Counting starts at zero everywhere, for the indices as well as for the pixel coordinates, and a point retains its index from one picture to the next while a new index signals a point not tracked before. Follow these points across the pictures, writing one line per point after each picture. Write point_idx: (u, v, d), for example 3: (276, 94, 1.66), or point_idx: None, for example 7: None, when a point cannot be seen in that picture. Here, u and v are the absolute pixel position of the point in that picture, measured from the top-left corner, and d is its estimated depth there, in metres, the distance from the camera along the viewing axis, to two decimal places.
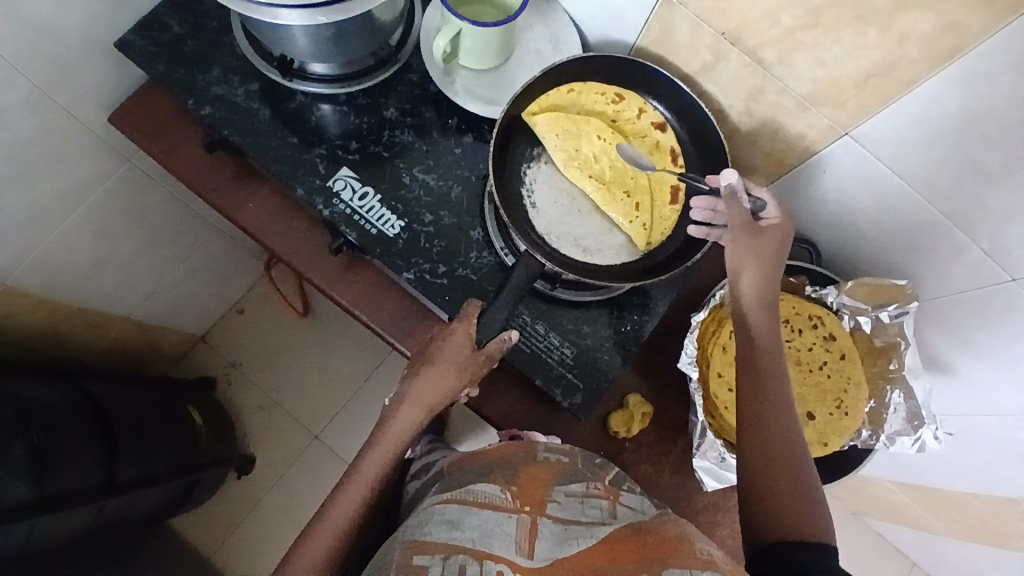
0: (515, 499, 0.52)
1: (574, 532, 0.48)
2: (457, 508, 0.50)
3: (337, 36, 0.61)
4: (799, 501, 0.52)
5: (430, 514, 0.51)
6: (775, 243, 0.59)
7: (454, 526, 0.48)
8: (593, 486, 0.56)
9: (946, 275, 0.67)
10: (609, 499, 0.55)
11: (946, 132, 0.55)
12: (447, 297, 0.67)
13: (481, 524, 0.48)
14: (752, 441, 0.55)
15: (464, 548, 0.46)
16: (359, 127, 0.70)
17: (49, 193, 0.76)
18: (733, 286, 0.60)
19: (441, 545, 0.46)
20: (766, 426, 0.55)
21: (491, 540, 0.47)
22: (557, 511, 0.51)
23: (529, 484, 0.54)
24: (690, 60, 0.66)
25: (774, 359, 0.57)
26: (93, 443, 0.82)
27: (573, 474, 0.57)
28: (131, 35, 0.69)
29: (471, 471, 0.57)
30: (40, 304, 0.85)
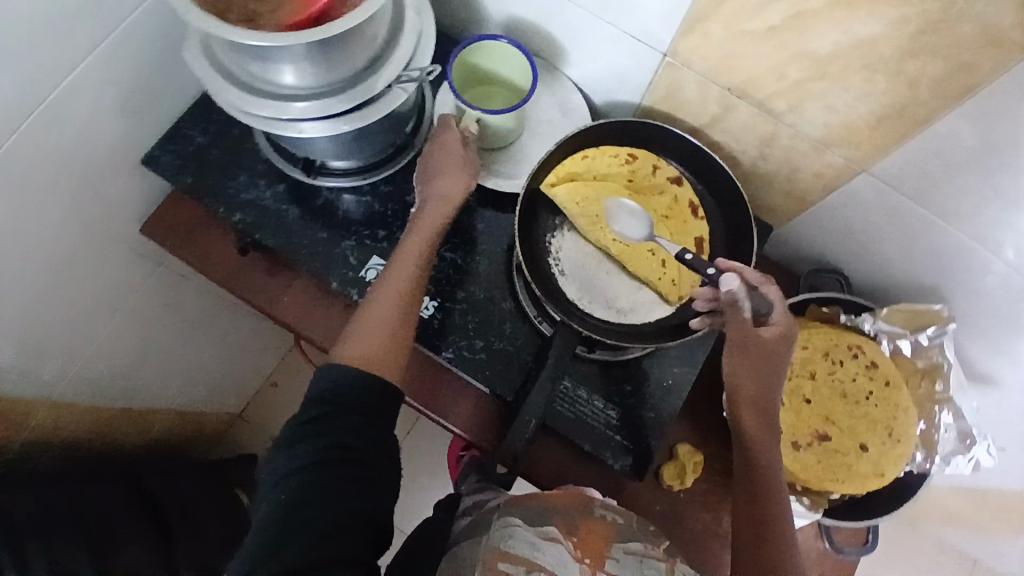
0: (576, 549, 0.51)
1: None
2: (534, 534, 0.51)
3: (358, 137, 0.64)
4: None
5: (511, 531, 0.51)
6: (772, 351, 0.62)
7: (536, 548, 0.50)
8: (650, 547, 0.53)
9: (980, 293, 0.67)
10: (668, 561, 0.53)
11: (967, 163, 0.55)
12: (488, 372, 0.68)
13: (556, 552, 0.50)
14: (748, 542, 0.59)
15: (543, 569, 0.48)
16: (384, 214, 0.72)
17: (89, 307, 0.78)
18: (729, 390, 0.63)
19: (523, 561, 0.49)
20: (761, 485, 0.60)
21: (565, 571, 0.48)
22: (613, 570, 0.49)
23: (589, 535, 0.52)
24: (699, 114, 0.67)
25: (773, 467, 0.61)
26: (151, 541, 0.83)
27: (630, 532, 0.54)
28: (158, 152, 0.72)
29: (533, 510, 0.55)
30: (90, 410, 0.86)
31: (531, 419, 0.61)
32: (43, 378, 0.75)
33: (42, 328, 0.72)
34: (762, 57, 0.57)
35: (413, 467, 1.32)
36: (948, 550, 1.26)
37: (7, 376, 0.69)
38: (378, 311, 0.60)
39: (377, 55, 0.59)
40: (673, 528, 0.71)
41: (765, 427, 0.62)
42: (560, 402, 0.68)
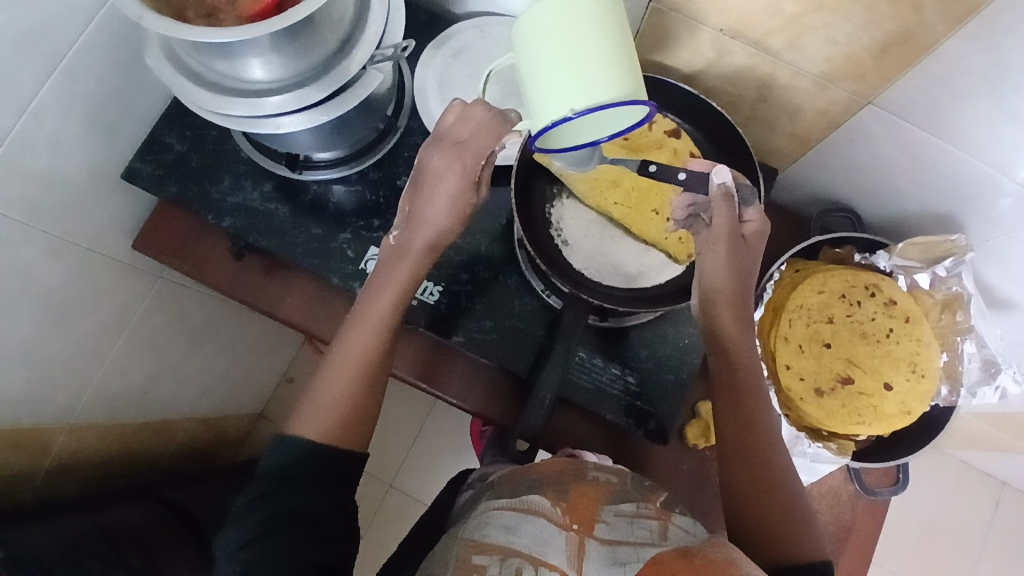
0: (564, 514, 0.50)
1: (622, 557, 0.46)
2: (512, 513, 0.49)
3: (339, 124, 0.62)
4: (795, 522, 0.54)
5: (487, 517, 0.50)
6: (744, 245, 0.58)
7: (512, 531, 0.48)
8: (644, 506, 0.52)
9: (995, 218, 0.64)
10: (661, 518, 0.51)
11: (978, 86, 0.52)
12: (501, 351, 0.67)
13: (537, 532, 0.48)
14: (741, 467, 0.56)
15: (520, 552, 0.46)
16: (377, 203, 0.70)
17: (94, 329, 0.77)
18: (704, 281, 0.59)
19: (499, 547, 0.47)
20: (758, 452, 0.56)
21: (545, 547, 0.47)
22: (605, 534, 0.49)
23: (579, 500, 0.51)
24: (692, 60, 0.64)
25: (753, 370, 0.59)
26: (189, 550, 0.85)
27: (623, 493, 0.53)
28: (137, 164, 0.69)
29: (524, 482, 0.53)
30: (108, 431, 0.87)
31: (546, 396, 0.60)
32: (57, 407, 0.75)
33: (50, 357, 0.72)
34: None
35: (437, 446, 1.34)
36: (974, 471, 1.27)
37: (20, 411, 0.69)
38: (329, 388, 0.57)
39: (347, 36, 0.56)
40: (702, 484, 0.71)
41: (744, 330, 0.59)
42: (578, 374, 0.67)
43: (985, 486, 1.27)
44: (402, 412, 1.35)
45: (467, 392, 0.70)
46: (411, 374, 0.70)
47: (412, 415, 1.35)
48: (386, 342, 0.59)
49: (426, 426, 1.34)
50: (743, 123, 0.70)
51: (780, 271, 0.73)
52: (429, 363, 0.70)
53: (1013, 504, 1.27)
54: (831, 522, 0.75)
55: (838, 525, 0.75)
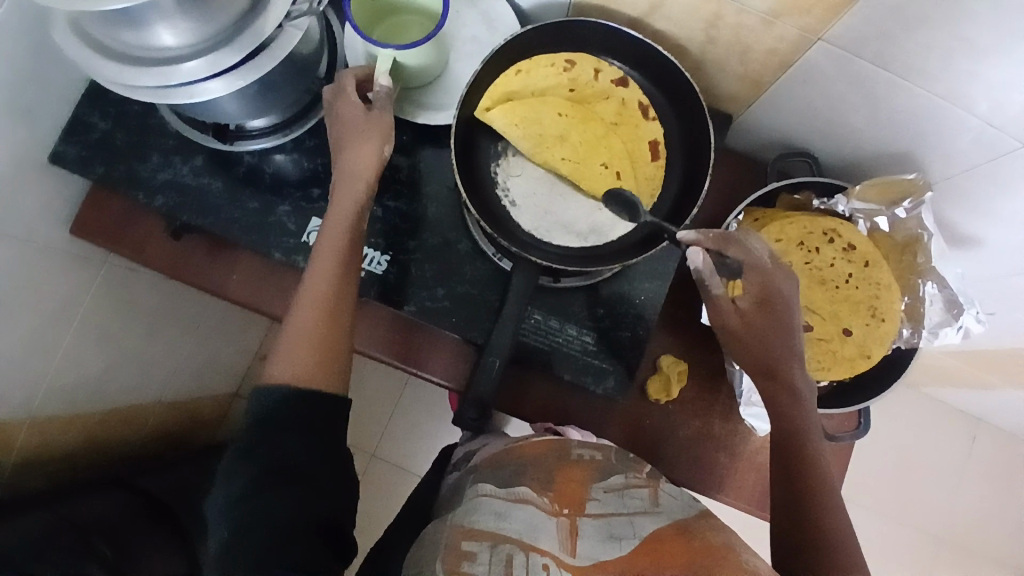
0: (552, 502, 0.52)
1: (617, 527, 0.49)
2: (502, 501, 0.52)
3: (264, 89, 0.58)
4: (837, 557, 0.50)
5: (476, 504, 0.52)
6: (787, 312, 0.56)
7: (502, 516, 0.50)
8: (632, 477, 0.57)
9: (955, 151, 0.62)
10: (651, 487, 0.56)
11: (930, 14, 0.49)
12: (454, 319, 0.65)
13: (527, 520, 0.49)
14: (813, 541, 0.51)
15: (510, 538, 0.47)
16: (315, 171, 0.67)
17: (41, 321, 0.75)
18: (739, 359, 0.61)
19: (488, 534, 0.48)
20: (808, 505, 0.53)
21: (534, 533, 0.48)
22: (596, 509, 0.52)
23: (566, 485, 0.54)
24: (635, 2, 0.60)
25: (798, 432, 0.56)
26: (156, 535, 0.87)
27: (610, 469, 0.58)
28: (60, 146, 0.66)
29: (508, 467, 0.58)
30: (74, 421, 0.85)
31: (496, 359, 0.59)
32: (13, 403, 0.73)
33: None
34: None
35: (417, 414, 1.34)
36: (945, 407, 1.29)
37: None
38: (299, 321, 0.56)
39: None
40: (664, 438, 0.71)
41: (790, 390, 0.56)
42: (534, 336, 0.65)
43: (958, 421, 1.29)
44: (379, 384, 1.34)
45: (435, 359, 0.69)
46: (390, 360, 0.69)
47: (390, 386, 1.34)
48: (340, 302, 0.57)
49: (405, 394, 1.34)
50: (693, 69, 0.67)
51: (738, 220, 0.70)
52: (406, 344, 0.69)
53: (987, 436, 1.30)
54: None
55: None
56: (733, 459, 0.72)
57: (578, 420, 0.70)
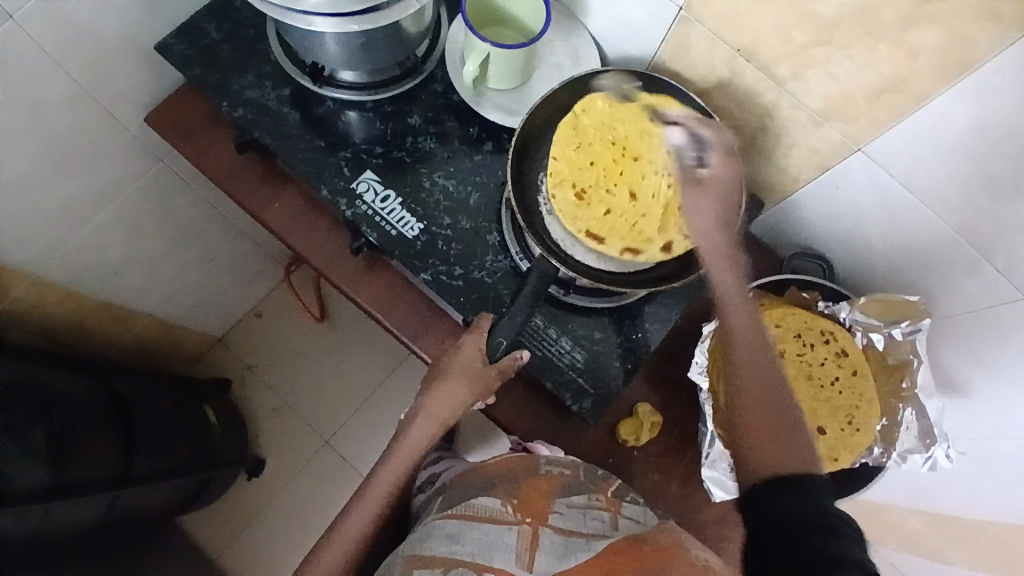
0: (516, 512, 0.54)
1: (574, 545, 0.51)
2: (456, 522, 0.53)
3: (366, 44, 0.65)
4: (784, 443, 0.50)
5: (430, 528, 0.54)
6: (729, 194, 0.55)
7: (455, 539, 0.51)
8: (595, 498, 0.57)
9: (959, 291, 0.65)
10: (612, 510, 0.56)
11: (958, 148, 0.55)
12: (462, 299, 0.68)
13: (482, 537, 0.51)
14: (771, 438, 0.50)
15: (463, 561, 0.50)
16: (383, 133, 0.73)
17: (86, 189, 0.79)
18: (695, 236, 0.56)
19: (442, 559, 0.50)
20: (747, 378, 0.52)
21: (491, 551, 0.51)
22: (558, 523, 0.54)
23: (532, 495, 0.55)
24: (706, 75, 0.68)
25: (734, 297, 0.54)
26: (112, 433, 0.84)
27: (577, 486, 0.58)
28: (173, 41, 0.73)
29: (475, 484, 0.58)
30: (69, 297, 0.87)
31: (502, 341, 0.62)
32: (29, 251, 0.76)
33: (37, 197, 0.73)
34: (770, 15, 0.56)
35: (384, 412, 1.33)
36: None
37: None
38: (416, 430, 0.66)
39: None
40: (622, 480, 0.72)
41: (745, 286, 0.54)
42: (530, 339, 0.69)
43: None
44: (360, 374, 1.35)
45: (432, 338, 0.72)
46: (394, 330, 0.73)
47: (368, 379, 1.35)
48: (443, 430, 0.67)
49: (376, 394, 1.34)
50: None
51: None
52: (417, 324, 0.72)
53: None
54: (738, 553, 0.71)
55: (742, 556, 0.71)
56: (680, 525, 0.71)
57: (548, 436, 0.71)
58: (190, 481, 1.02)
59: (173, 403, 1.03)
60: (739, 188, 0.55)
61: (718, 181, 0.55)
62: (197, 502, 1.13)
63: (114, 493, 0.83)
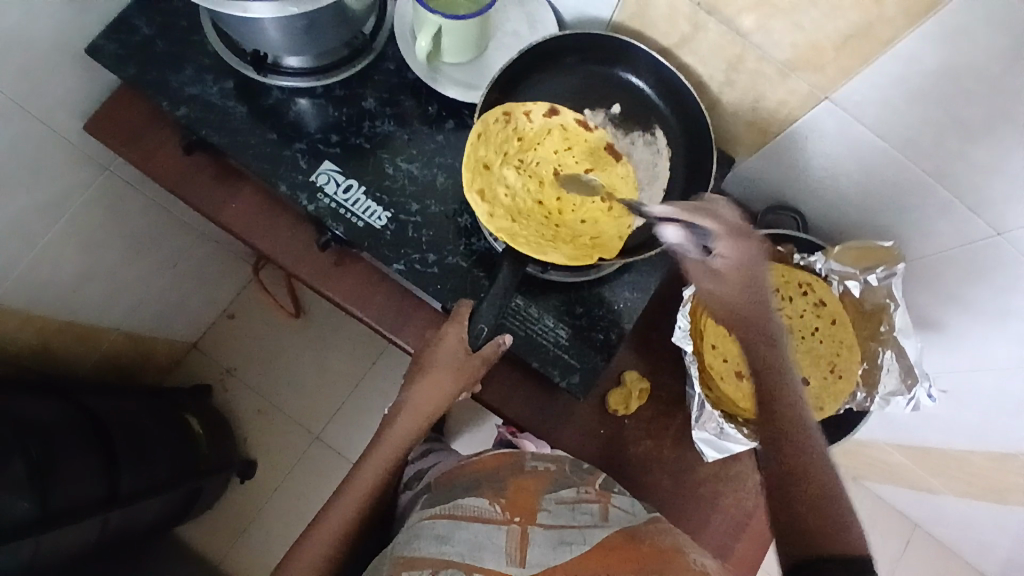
0: (504, 511, 0.53)
1: (567, 538, 0.50)
2: (446, 523, 0.51)
3: (310, 26, 0.61)
4: (833, 526, 0.44)
5: (419, 530, 0.52)
6: (759, 279, 0.47)
7: (444, 540, 0.50)
8: (584, 491, 0.57)
9: (931, 232, 0.65)
10: (601, 501, 0.56)
11: (926, 91, 0.54)
12: (439, 286, 0.67)
13: (471, 537, 0.50)
14: (809, 512, 0.45)
15: (452, 562, 0.48)
16: (339, 120, 0.70)
17: (31, 207, 0.75)
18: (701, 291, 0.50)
19: (430, 561, 0.48)
20: (786, 434, 0.46)
21: (480, 551, 0.49)
22: (548, 520, 0.52)
23: (519, 494, 0.55)
24: (668, 32, 0.65)
25: (768, 354, 0.47)
26: (92, 456, 0.81)
27: (564, 480, 0.58)
28: (100, 40, 0.68)
29: (460, 485, 0.57)
30: (29, 320, 0.83)
31: (484, 328, 0.60)
32: None
33: None
34: None
35: (371, 402, 1.31)
36: (885, 507, 1.28)
37: None
38: (401, 423, 0.65)
39: None
40: (615, 449, 0.72)
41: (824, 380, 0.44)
42: (513, 320, 0.68)
43: (895, 524, 1.28)
44: (342, 365, 1.33)
45: (412, 328, 0.70)
46: (372, 323, 0.71)
47: (352, 370, 1.33)
48: (430, 423, 0.66)
49: (361, 384, 1.32)
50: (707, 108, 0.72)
51: None
52: (395, 314, 0.71)
53: (922, 544, 1.28)
54: (733, 506, 0.72)
55: (739, 509, 0.72)
56: (676, 486, 0.72)
57: (539, 414, 0.71)
58: (181, 491, 1.00)
59: (152, 416, 1.00)
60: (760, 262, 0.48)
61: (738, 262, 0.47)
62: (189, 513, 1.11)
63: (103, 516, 0.81)
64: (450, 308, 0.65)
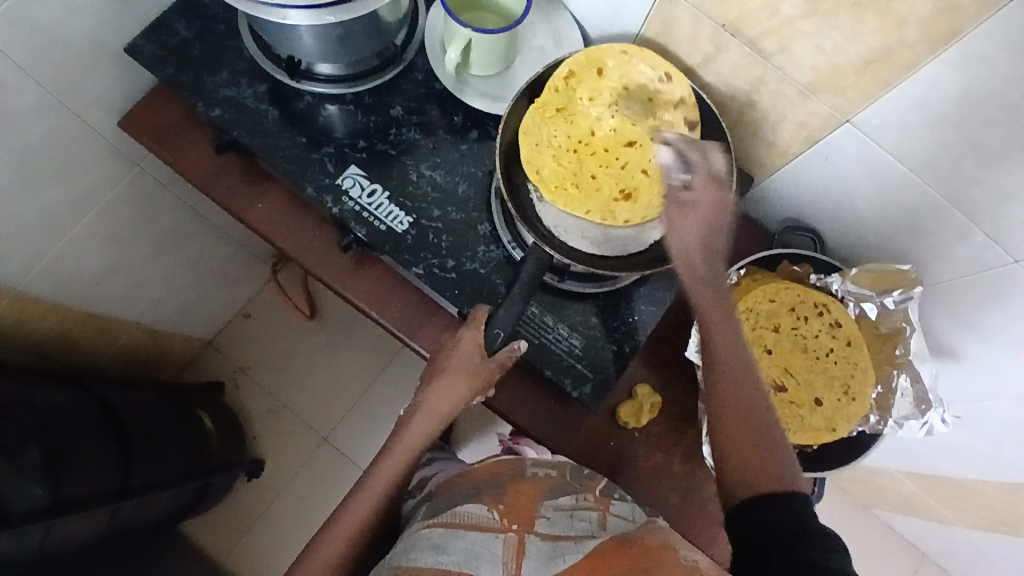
0: (502, 518, 0.53)
1: (562, 549, 0.50)
2: (442, 532, 0.52)
3: (343, 35, 0.63)
4: (769, 462, 0.51)
5: (415, 539, 0.53)
6: (721, 214, 0.53)
7: (440, 550, 0.50)
8: (583, 498, 0.57)
9: (950, 258, 0.65)
10: (600, 510, 0.56)
11: (946, 117, 0.55)
12: (457, 291, 0.68)
13: (469, 546, 0.50)
14: (749, 456, 0.51)
15: (448, 572, 0.49)
16: (366, 126, 0.71)
17: (63, 199, 0.77)
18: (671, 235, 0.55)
19: (426, 571, 0.49)
20: (735, 390, 0.53)
21: (476, 561, 0.49)
22: (545, 528, 0.52)
23: (517, 501, 0.55)
24: (691, 52, 0.67)
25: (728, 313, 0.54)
26: (106, 447, 0.82)
27: (563, 487, 0.58)
28: (142, 42, 0.70)
29: (461, 492, 0.57)
30: (53, 309, 0.85)
31: (500, 333, 0.62)
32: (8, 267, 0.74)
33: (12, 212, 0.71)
34: None
35: (381, 407, 1.32)
36: (897, 537, 1.26)
37: None
38: (415, 426, 0.65)
39: None
40: (624, 462, 0.72)
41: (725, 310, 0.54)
42: (527, 328, 0.68)
43: (906, 556, 1.26)
44: (354, 369, 1.34)
45: (428, 332, 0.71)
46: (388, 325, 0.72)
47: (362, 374, 1.34)
48: (443, 426, 0.66)
49: (371, 388, 1.33)
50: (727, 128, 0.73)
51: (738, 275, 0.72)
52: (412, 318, 0.72)
53: None
54: None
55: None
56: (685, 501, 0.72)
57: (550, 423, 0.71)
58: (190, 487, 1.02)
59: (166, 411, 1.02)
60: (721, 215, 0.53)
61: (709, 201, 0.53)
62: (197, 509, 1.12)
63: (113, 507, 0.82)
64: (467, 313, 0.66)
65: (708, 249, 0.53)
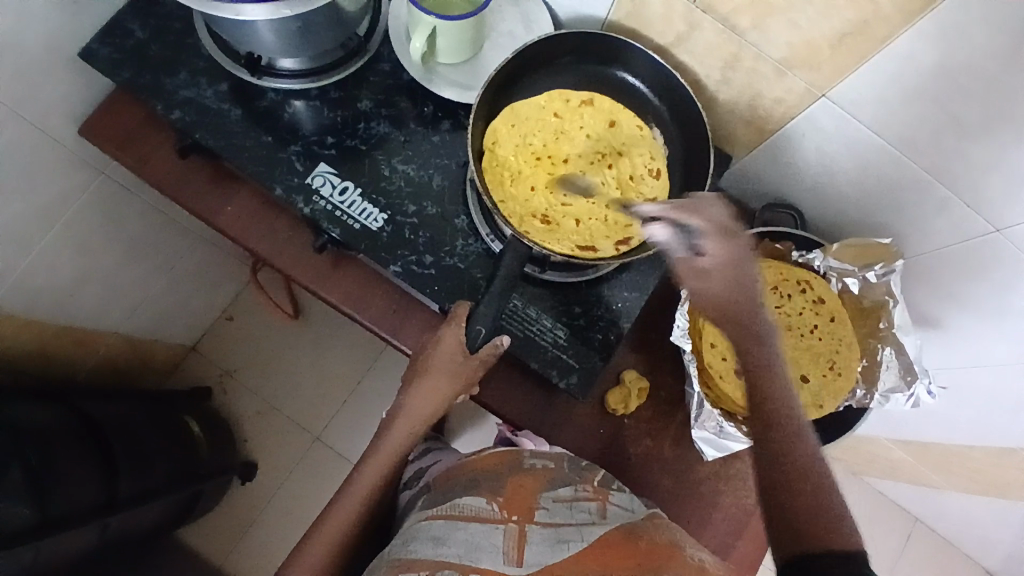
0: (502, 510, 0.52)
1: (565, 536, 0.49)
2: (441, 524, 0.51)
3: (304, 28, 0.61)
4: (830, 524, 0.44)
5: (414, 532, 0.52)
6: (744, 263, 0.49)
7: (440, 542, 0.49)
8: (582, 489, 0.56)
9: (930, 230, 0.65)
10: (599, 500, 0.55)
11: (924, 89, 0.54)
12: (437, 288, 0.66)
13: (469, 538, 0.49)
14: (801, 514, 0.45)
15: (449, 564, 0.47)
16: (334, 122, 0.69)
17: (25, 212, 0.74)
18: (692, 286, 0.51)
19: (426, 564, 0.47)
20: (784, 441, 0.47)
21: (476, 552, 0.48)
22: (546, 518, 0.51)
23: (516, 493, 0.54)
24: (664, 31, 0.65)
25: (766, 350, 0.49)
26: (90, 462, 0.81)
27: (561, 478, 0.57)
28: (94, 44, 0.67)
29: (460, 484, 0.56)
30: (26, 326, 0.82)
31: (481, 329, 0.60)
32: None
33: None
34: None
35: (371, 403, 1.31)
36: (887, 502, 1.28)
37: None
38: (400, 428, 0.65)
39: None
40: (615, 449, 0.72)
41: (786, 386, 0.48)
42: (510, 321, 0.67)
43: (897, 520, 1.28)
44: (341, 367, 1.33)
45: (410, 330, 0.70)
46: (369, 326, 0.70)
47: (350, 372, 1.33)
48: (428, 425, 0.65)
49: (361, 385, 1.32)
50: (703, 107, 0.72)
51: None
52: (393, 317, 0.70)
53: (924, 539, 1.28)
54: (733, 505, 0.72)
55: (739, 508, 0.72)
56: (677, 485, 0.72)
57: (539, 415, 0.71)
58: (181, 496, 1.00)
59: (152, 421, 1.00)
60: (753, 253, 0.50)
61: (728, 255, 0.49)
62: (190, 515, 1.11)
63: (103, 522, 0.81)
64: (448, 310, 0.65)
65: (739, 286, 0.49)
